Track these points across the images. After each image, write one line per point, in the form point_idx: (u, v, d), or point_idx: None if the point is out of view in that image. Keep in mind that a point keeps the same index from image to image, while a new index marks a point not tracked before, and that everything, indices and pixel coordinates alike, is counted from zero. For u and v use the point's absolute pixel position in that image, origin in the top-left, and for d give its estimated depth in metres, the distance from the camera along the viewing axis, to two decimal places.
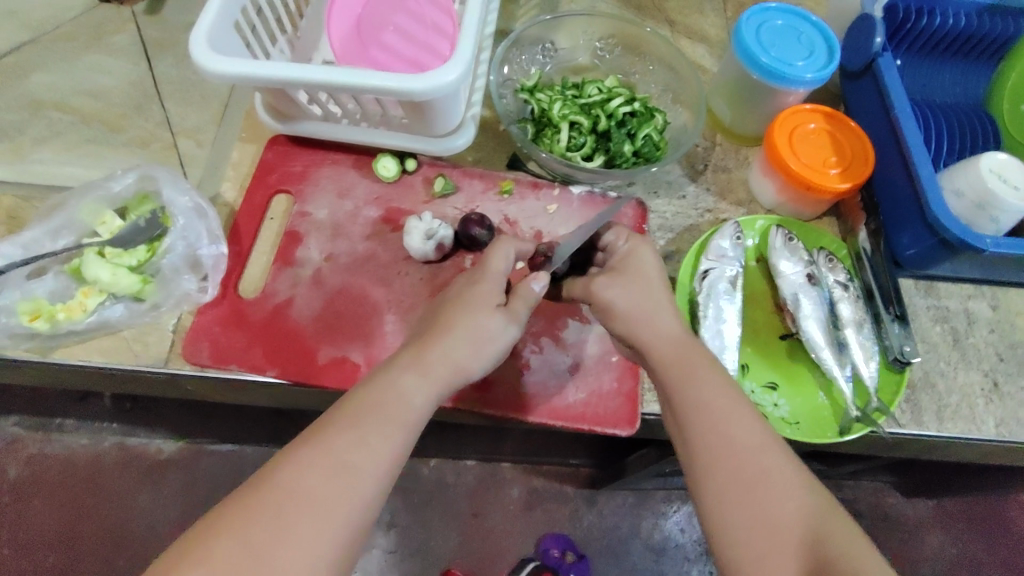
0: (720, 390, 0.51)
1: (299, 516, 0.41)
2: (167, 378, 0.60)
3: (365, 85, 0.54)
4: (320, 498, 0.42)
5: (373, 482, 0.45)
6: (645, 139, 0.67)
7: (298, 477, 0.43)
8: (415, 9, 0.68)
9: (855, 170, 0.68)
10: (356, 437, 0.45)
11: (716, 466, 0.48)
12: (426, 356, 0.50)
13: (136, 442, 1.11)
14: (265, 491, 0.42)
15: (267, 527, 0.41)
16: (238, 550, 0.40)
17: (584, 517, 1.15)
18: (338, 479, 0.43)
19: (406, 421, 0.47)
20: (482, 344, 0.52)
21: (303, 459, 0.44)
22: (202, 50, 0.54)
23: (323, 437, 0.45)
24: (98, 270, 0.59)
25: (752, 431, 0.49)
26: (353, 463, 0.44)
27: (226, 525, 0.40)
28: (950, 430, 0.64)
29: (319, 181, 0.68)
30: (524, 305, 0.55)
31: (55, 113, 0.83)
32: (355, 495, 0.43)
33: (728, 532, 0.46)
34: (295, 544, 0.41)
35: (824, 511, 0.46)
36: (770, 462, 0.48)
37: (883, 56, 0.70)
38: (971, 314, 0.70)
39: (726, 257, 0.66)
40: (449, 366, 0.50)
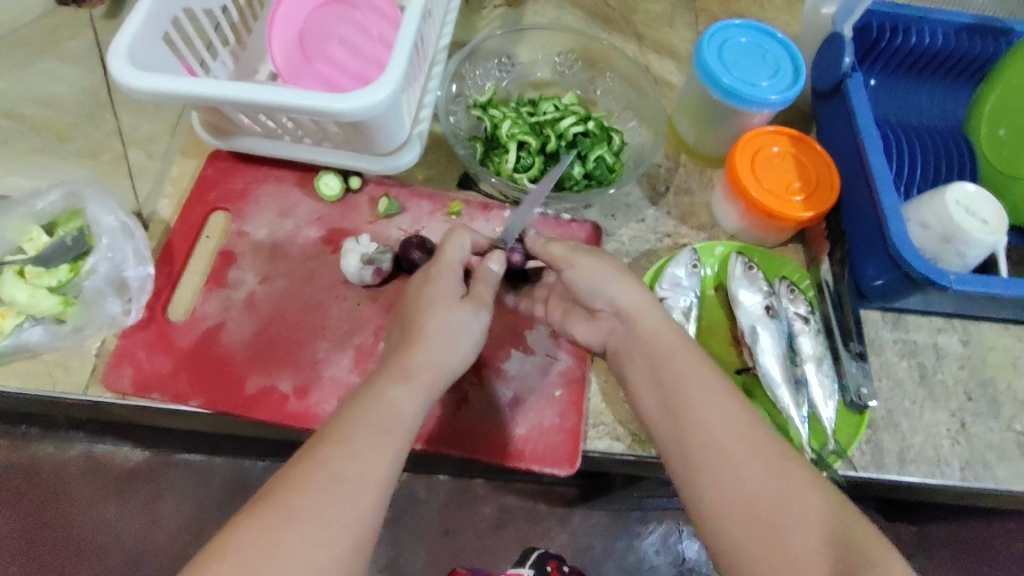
0: (701, 368, 0.49)
1: (302, 534, 0.39)
2: (88, 405, 0.58)
3: (293, 105, 0.51)
4: (322, 512, 0.40)
5: (377, 492, 0.42)
6: (598, 160, 0.64)
7: (296, 494, 0.41)
8: (360, 20, 0.66)
9: (819, 198, 0.65)
10: (350, 449, 0.43)
11: (695, 445, 0.46)
12: (411, 361, 0.49)
13: (103, 450, 0.92)
14: (268, 516, 0.40)
15: (266, 546, 0.39)
16: (237, 572, 0.38)
17: (556, 534, 1.02)
18: (338, 493, 0.41)
19: (401, 428, 0.45)
20: (456, 340, 0.50)
21: (302, 480, 0.41)
22: (120, 65, 0.51)
23: (317, 452, 0.43)
24: (15, 291, 0.56)
25: (732, 406, 0.47)
26: (352, 474, 0.42)
27: (231, 551, 0.38)
28: (912, 474, 0.61)
29: (260, 199, 0.66)
30: (485, 288, 0.54)
31: (4, 121, 0.81)
32: (358, 506, 0.41)
33: (716, 508, 0.44)
34: (298, 562, 0.39)
35: (805, 486, 0.44)
36: (753, 436, 0.46)
37: (853, 76, 0.67)
38: (940, 349, 0.67)
39: (681, 287, 0.63)
40: (432, 366, 0.49)
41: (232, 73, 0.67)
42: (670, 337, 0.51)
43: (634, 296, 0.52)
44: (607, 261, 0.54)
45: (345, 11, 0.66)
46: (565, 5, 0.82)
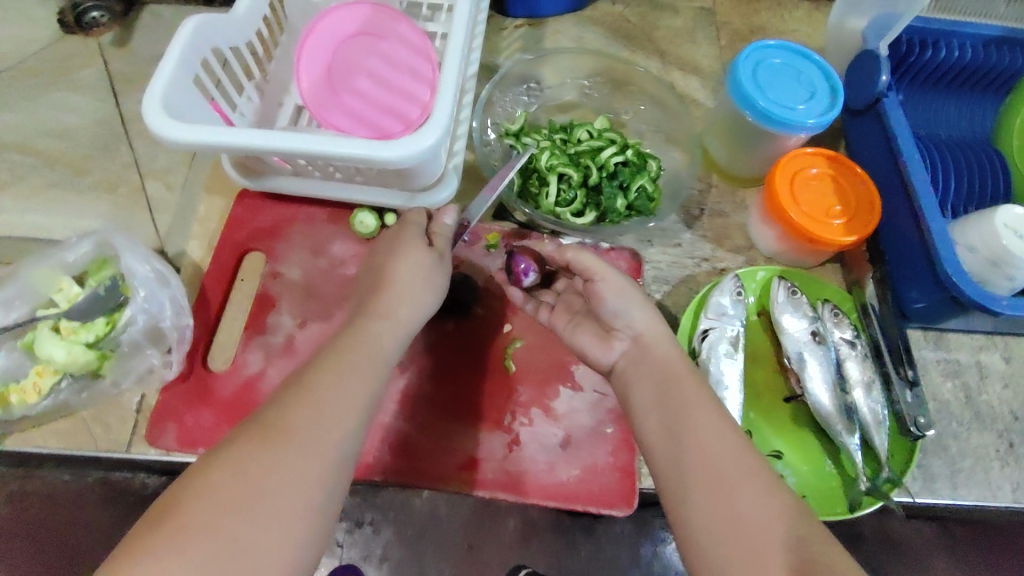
0: (708, 404, 0.47)
1: (291, 448, 0.41)
2: (132, 462, 0.58)
3: (337, 153, 0.50)
4: (309, 431, 0.42)
5: (356, 416, 0.45)
6: (639, 190, 0.63)
7: (285, 416, 0.43)
8: (390, 52, 0.64)
9: (860, 221, 0.64)
10: (332, 377, 0.45)
11: (690, 469, 0.45)
12: (384, 303, 0.51)
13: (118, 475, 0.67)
14: (258, 430, 0.42)
15: (258, 461, 0.40)
16: (232, 480, 0.39)
17: (579, 547, 0.70)
18: (324, 414, 0.43)
19: (378, 363, 0.48)
20: (426, 285, 0.53)
21: (289, 400, 0.44)
22: (157, 117, 0.50)
23: (302, 381, 0.45)
24: (52, 349, 0.56)
25: (733, 438, 0.46)
26: (334, 399, 0.44)
27: (223, 459, 0.40)
28: (965, 497, 0.61)
29: (291, 238, 0.64)
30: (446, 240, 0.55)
31: (17, 155, 0.78)
32: (341, 427, 0.44)
33: (707, 531, 0.42)
34: (289, 473, 0.41)
35: (802, 517, 0.42)
36: (749, 466, 0.44)
37: (889, 95, 0.66)
38: (983, 368, 0.67)
39: (727, 315, 0.62)
40: (407, 306, 0.51)
41: (257, 108, 0.65)
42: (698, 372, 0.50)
43: (654, 325, 0.52)
44: (632, 286, 0.54)
45: (373, 41, 0.64)
46: (585, 22, 0.81)
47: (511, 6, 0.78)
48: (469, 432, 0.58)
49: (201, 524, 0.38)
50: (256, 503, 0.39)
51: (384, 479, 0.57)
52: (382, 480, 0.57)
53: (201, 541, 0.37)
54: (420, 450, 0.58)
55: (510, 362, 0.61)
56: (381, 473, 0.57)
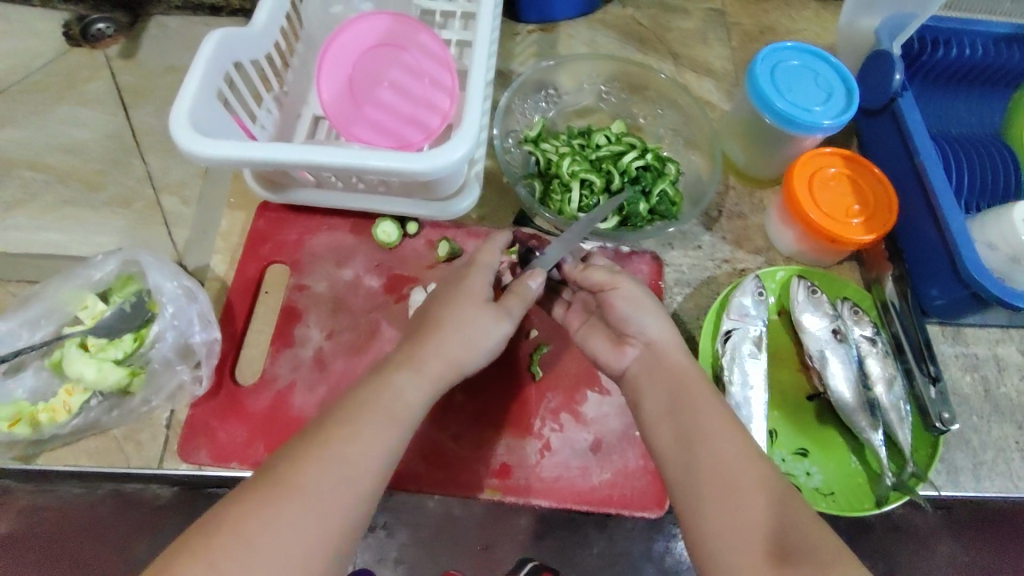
0: (720, 412, 0.48)
1: (296, 507, 0.39)
2: (162, 478, 0.58)
3: (366, 166, 0.50)
4: (319, 491, 0.40)
5: (370, 476, 0.42)
6: (661, 195, 0.64)
7: (295, 472, 0.41)
8: (411, 62, 0.64)
9: (879, 220, 0.64)
10: (350, 431, 0.43)
11: (702, 477, 0.45)
12: (422, 353, 0.48)
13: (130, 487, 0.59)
14: (266, 487, 0.40)
15: (260, 519, 0.38)
16: (229, 542, 0.38)
17: (595, 544, 0.59)
18: (336, 475, 0.41)
19: (405, 417, 0.45)
20: (474, 337, 0.49)
21: (304, 455, 0.42)
22: (185, 134, 0.50)
23: (319, 433, 0.43)
24: (82, 367, 0.55)
25: (746, 445, 0.46)
26: (349, 456, 0.42)
27: (224, 517, 0.39)
28: (987, 489, 0.63)
29: (316, 250, 0.64)
30: (520, 303, 0.51)
31: (29, 172, 0.77)
32: (352, 488, 0.41)
33: (715, 537, 0.42)
34: (288, 540, 0.38)
35: (813, 525, 0.42)
36: (761, 475, 0.44)
37: (903, 94, 0.67)
38: (1000, 361, 0.68)
39: (749, 316, 0.63)
40: (443, 360, 0.48)
41: (277, 120, 0.65)
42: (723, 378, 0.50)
43: (669, 332, 0.52)
44: (648, 297, 0.54)
45: (394, 52, 0.64)
46: (597, 26, 0.81)
47: (524, 12, 0.79)
48: (500, 439, 0.59)
49: None
50: (250, 566, 0.37)
51: (417, 488, 0.57)
52: (415, 489, 0.57)
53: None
54: (452, 459, 0.58)
55: (536, 368, 0.61)
56: (415, 482, 0.57)
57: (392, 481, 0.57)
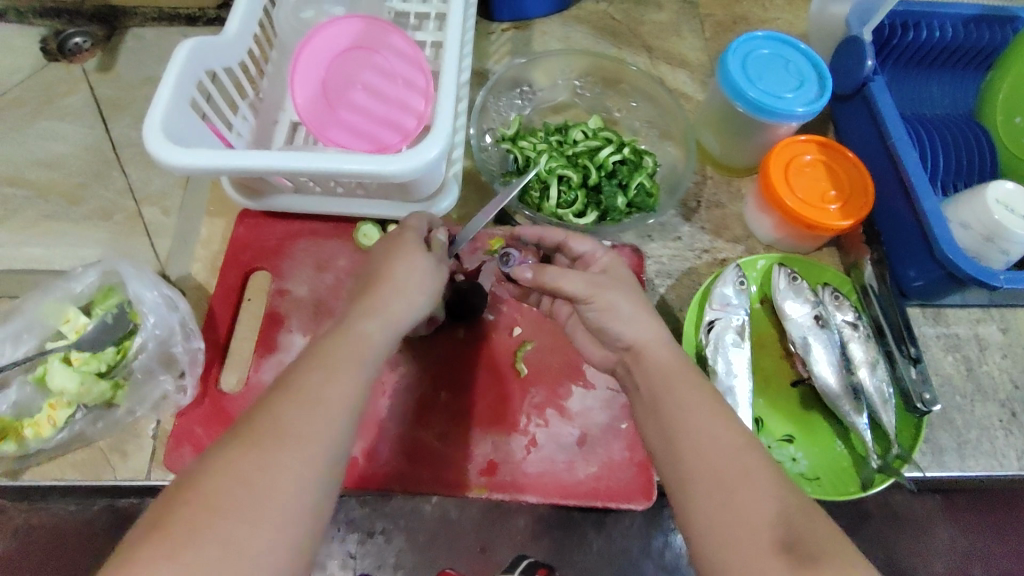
0: (699, 395, 0.47)
1: (286, 451, 0.38)
2: (151, 489, 0.59)
3: (341, 169, 0.51)
4: (306, 432, 0.39)
5: (353, 415, 0.42)
6: (638, 187, 0.64)
7: (277, 418, 0.39)
8: (384, 64, 0.64)
9: (855, 204, 0.65)
10: (326, 373, 0.42)
11: (688, 467, 0.44)
12: (376, 299, 0.47)
13: (126, 501, 0.68)
14: (248, 431, 0.39)
15: (253, 462, 0.37)
16: (225, 489, 0.36)
17: (591, 542, 0.72)
18: (317, 415, 0.40)
19: (372, 358, 0.44)
20: (414, 285, 0.48)
21: (279, 397, 0.40)
22: (158, 142, 0.50)
23: (293, 379, 0.41)
24: (64, 380, 0.55)
25: (729, 431, 0.45)
26: (327, 396, 0.41)
27: (212, 464, 0.37)
28: (972, 468, 0.63)
29: (296, 255, 0.64)
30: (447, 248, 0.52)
31: (8, 189, 0.77)
32: (336, 426, 0.40)
33: (708, 531, 0.42)
34: (282, 478, 0.37)
35: (798, 510, 0.42)
36: (764, 469, 0.44)
37: (875, 79, 0.68)
38: (982, 340, 0.69)
39: (731, 305, 0.63)
40: (393, 302, 0.47)
41: (253, 127, 0.66)
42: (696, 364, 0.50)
43: (650, 330, 0.50)
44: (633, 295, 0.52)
45: (366, 55, 0.65)
46: (571, 22, 0.81)
47: (497, 10, 0.79)
48: (485, 436, 0.59)
49: (195, 532, 0.35)
50: (246, 512, 0.36)
51: (403, 488, 0.57)
52: (403, 489, 0.57)
53: (188, 548, 0.34)
54: (439, 457, 0.58)
55: (520, 365, 0.62)
56: (402, 483, 0.58)
57: (378, 482, 0.57)
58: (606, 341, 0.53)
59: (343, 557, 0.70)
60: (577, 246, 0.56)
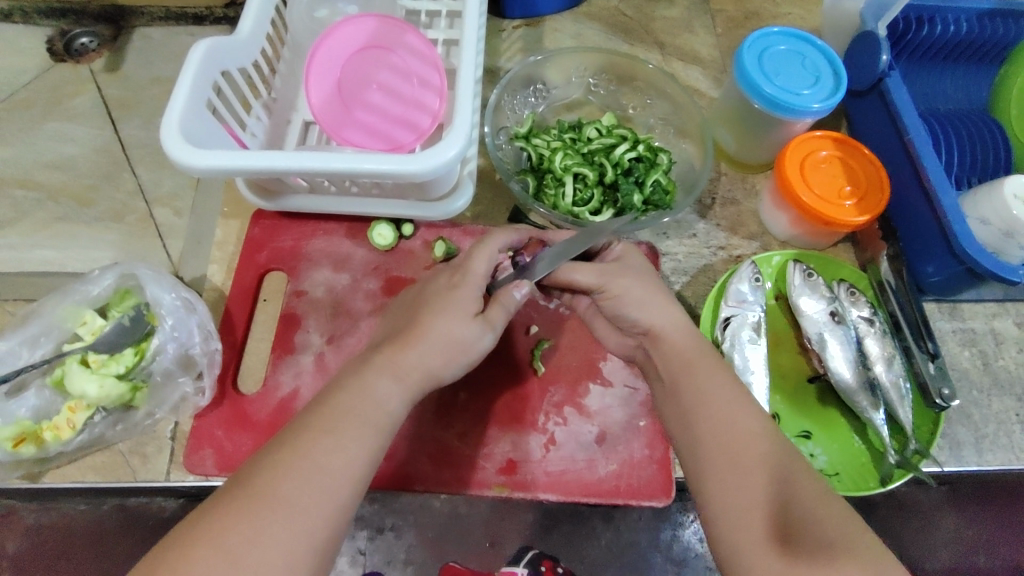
0: (716, 385, 0.48)
1: (277, 520, 0.39)
2: (171, 489, 0.59)
3: (360, 170, 0.50)
4: (298, 503, 0.40)
5: (350, 486, 0.42)
6: (654, 185, 0.64)
7: (274, 485, 0.41)
8: (400, 64, 0.64)
9: (871, 200, 0.64)
10: (329, 441, 0.43)
11: (713, 456, 0.45)
12: (402, 359, 0.48)
13: (137, 500, 0.68)
14: (245, 498, 0.40)
15: (243, 530, 0.39)
16: (214, 559, 0.38)
17: (599, 536, 0.72)
18: (315, 485, 0.41)
19: (382, 424, 0.45)
20: (455, 352, 0.49)
21: (281, 463, 0.42)
22: (176, 145, 0.50)
23: (295, 442, 0.43)
24: (84, 385, 0.55)
25: (761, 426, 0.46)
26: (328, 466, 0.42)
27: (204, 533, 0.39)
28: (990, 463, 0.63)
29: (312, 255, 0.64)
30: (503, 313, 0.52)
31: (18, 191, 0.77)
32: (331, 499, 0.41)
33: (722, 511, 0.43)
34: (271, 552, 0.39)
35: (814, 500, 0.42)
36: (795, 465, 0.44)
37: (890, 74, 0.68)
38: (998, 334, 0.69)
39: (747, 302, 0.63)
40: (422, 365, 0.48)
41: (267, 127, 0.66)
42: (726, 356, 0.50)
43: (666, 314, 0.51)
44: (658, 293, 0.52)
45: (382, 55, 0.64)
46: (582, 19, 0.81)
47: (509, 7, 0.79)
48: (504, 436, 0.59)
49: None
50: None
51: (425, 488, 0.57)
52: (424, 489, 0.58)
53: None
54: (458, 456, 0.58)
55: (538, 363, 0.61)
56: (422, 482, 0.58)
57: (398, 482, 0.57)
58: (622, 326, 0.54)
59: (353, 554, 0.70)
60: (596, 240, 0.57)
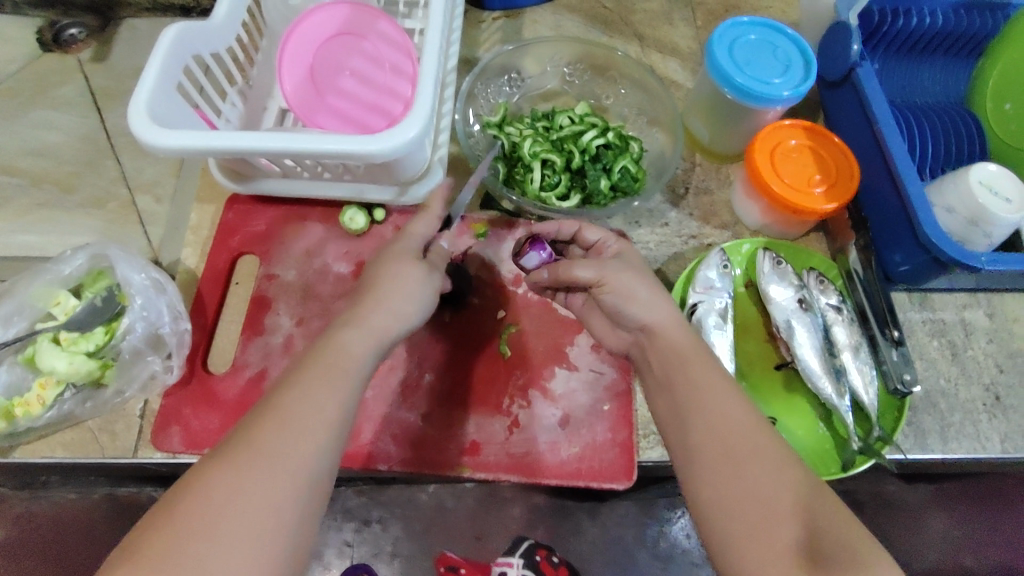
0: (696, 369, 0.48)
1: (258, 471, 0.39)
2: (139, 466, 0.59)
3: (323, 150, 0.51)
4: (276, 452, 0.40)
5: (330, 431, 0.42)
6: (622, 172, 0.65)
7: (249, 437, 0.40)
8: (372, 51, 0.65)
9: (840, 188, 0.65)
10: (302, 391, 0.43)
11: (696, 446, 0.45)
12: (362, 311, 0.48)
13: (126, 491, 0.69)
14: (223, 457, 0.40)
15: (223, 481, 0.39)
16: (197, 510, 0.38)
17: (586, 531, 0.73)
18: (293, 435, 0.41)
19: (353, 370, 0.45)
20: (410, 294, 0.49)
21: (256, 421, 0.41)
22: (143, 124, 0.51)
23: (270, 400, 0.43)
24: (53, 360, 0.57)
25: (724, 402, 0.46)
26: (303, 416, 0.42)
27: (185, 491, 0.39)
28: (955, 451, 0.63)
29: (285, 239, 0.65)
30: (440, 258, 0.54)
31: (3, 177, 0.78)
32: (310, 446, 0.41)
33: (715, 504, 0.43)
34: (255, 500, 0.38)
35: (759, 469, 0.43)
36: (746, 439, 0.44)
37: (861, 64, 0.68)
38: (967, 325, 0.69)
39: (715, 288, 0.63)
40: (381, 312, 0.48)
41: (242, 113, 0.67)
42: (686, 336, 0.50)
43: (630, 294, 0.51)
44: (619, 271, 0.52)
45: (354, 42, 0.65)
46: (562, 10, 0.82)
47: None
48: (469, 418, 0.60)
49: (169, 554, 0.36)
50: (222, 534, 0.37)
51: (389, 467, 0.58)
52: (387, 469, 0.58)
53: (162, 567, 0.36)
54: (421, 438, 0.59)
55: (505, 348, 0.62)
56: (385, 463, 0.58)
57: (362, 462, 0.58)
58: (621, 322, 0.54)
59: (340, 545, 0.72)
60: (588, 234, 0.58)
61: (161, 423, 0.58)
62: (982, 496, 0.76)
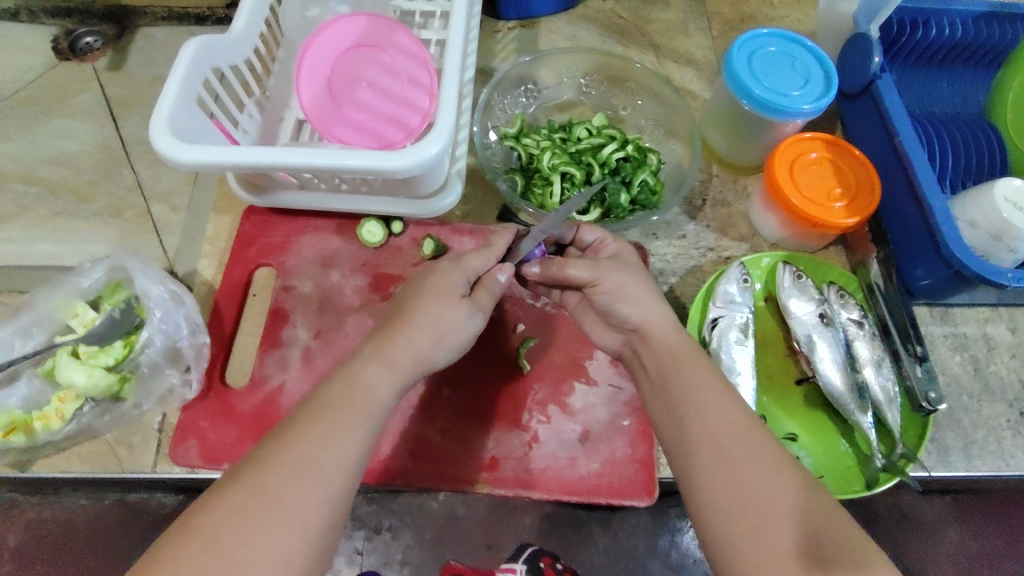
0: (711, 382, 0.47)
1: (271, 514, 0.39)
2: (157, 481, 0.59)
3: (344, 165, 0.51)
4: (289, 496, 0.40)
5: (345, 475, 0.42)
6: (642, 185, 0.64)
7: (263, 478, 0.40)
8: (389, 62, 0.65)
9: (861, 202, 0.64)
10: (322, 433, 0.42)
11: (692, 449, 0.45)
12: (390, 346, 0.47)
13: (137, 496, 0.69)
14: (236, 494, 0.39)
15: (234, 525, 0.38)
16: (209, 554, 0.37)
17: (597, 541, 0.72)
18: (308, 477, 0.41)
19: (373, 413, 0.45)
20: (446, 334, 0.49)
21: (272, 459, 0.41)
22: (165, 140, 0.51)
23: (288, 435, 0.42)
24: (73, 373, 0.56)
25: (733, 411, 0.46)
26: (320, 458, 0.41)
27: (196, 529, 0.38)
28: (980, 468, 0.62)
29: (302, 251, 0.65)
30: (489, 297, 0.52)
31: (20, 186, 0.78)
32: (326, 490, 0.41)
33: (705, 504, 0.43)
34: (266, 546, 0.38)
35: (769, 474, 0.42)
36: (767, 455, 0.44)
37: (882, 77, 0.67)
38: (990, 340, 0.68)
39: (735, 303, 0.63)
40: (412, 355, 0.47)
41: (260, 124, 0.66)
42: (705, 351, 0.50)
43: (649, 310, 0.50)
44: (634, 282, 0.51)
45: (371, 53, 0.65)
46: (578, 20, 0.81)
47: (503, 9, 0.79)
48: (487, 433, 0.59)
49: None
50: None
51: (406, 483, 0.58)
52: (404, 484, 0.58)
53: None
54: (440, 454, 0.59)
55: (523, 361, 0.62)
56: (403, 478, 0.58)
57: (379, 477, 0.58)
58: (612, 322, 0.53)
59: (350, 554, 0.71)
60: (585, 235, 0.57)
61: (181, 436, 0.58)
62: (1002, 510, 0.75)
